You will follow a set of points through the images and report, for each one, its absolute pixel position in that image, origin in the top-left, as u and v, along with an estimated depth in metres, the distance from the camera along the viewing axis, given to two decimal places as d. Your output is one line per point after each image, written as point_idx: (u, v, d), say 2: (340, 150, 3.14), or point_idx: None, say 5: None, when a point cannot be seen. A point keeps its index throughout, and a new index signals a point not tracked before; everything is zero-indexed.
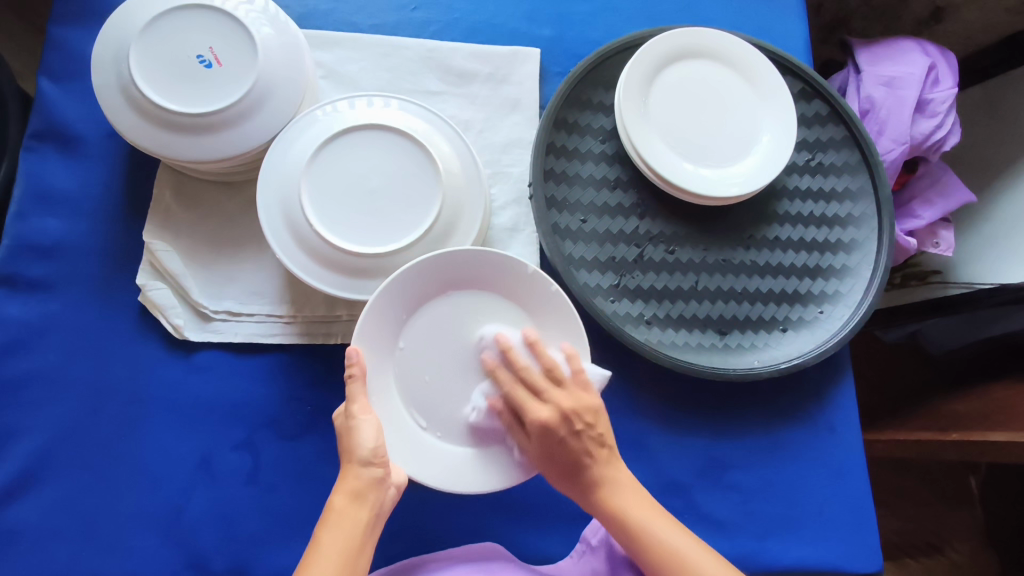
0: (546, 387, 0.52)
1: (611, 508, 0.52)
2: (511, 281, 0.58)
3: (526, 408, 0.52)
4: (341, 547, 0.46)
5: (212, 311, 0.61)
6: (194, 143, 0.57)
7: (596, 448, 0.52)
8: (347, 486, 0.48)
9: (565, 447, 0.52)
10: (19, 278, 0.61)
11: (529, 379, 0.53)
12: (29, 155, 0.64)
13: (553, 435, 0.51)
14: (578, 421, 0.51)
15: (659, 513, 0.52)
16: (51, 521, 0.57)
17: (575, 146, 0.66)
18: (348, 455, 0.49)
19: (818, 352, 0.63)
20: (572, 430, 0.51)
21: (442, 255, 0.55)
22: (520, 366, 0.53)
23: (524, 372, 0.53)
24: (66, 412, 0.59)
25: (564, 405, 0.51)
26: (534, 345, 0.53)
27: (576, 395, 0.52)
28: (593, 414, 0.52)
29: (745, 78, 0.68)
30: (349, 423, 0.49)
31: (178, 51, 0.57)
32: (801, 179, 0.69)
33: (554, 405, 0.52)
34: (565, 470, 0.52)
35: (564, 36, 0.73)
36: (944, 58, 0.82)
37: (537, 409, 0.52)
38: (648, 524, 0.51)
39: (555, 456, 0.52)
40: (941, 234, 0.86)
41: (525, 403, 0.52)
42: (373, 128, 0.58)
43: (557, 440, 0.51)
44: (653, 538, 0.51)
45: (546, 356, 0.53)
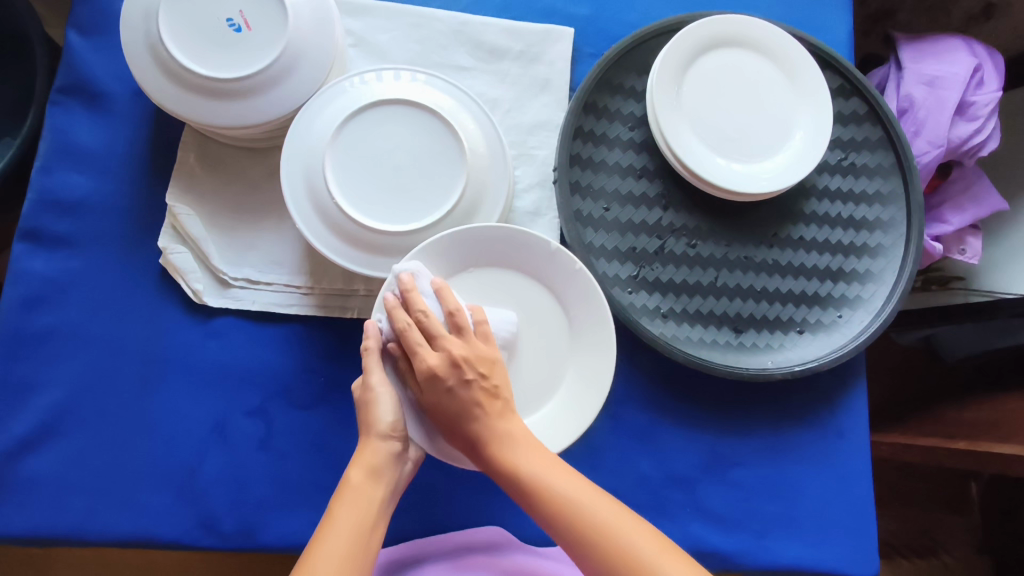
0: (440, 333, 0.49)
1: (505, 462, 0.48)
2: (536, 262, 0.58)
3: (414, 355, 0.48)
4: (355, 521, 0.46)
5: (231, 278, 0.61)
6: (222, 108, 0.57)
7: (488, 401, 0.49)
8: (364, 459, 0.49)
9: (441, 394, 0.48)
10: (44, 233, 0.62)
11: (428, 323, 0.49)
12: (56, 109, 0.64)
13: (442, 385, 0.48)
14: (471, 370, 0.48)
15: (558, 466, 0.48)
16: (69, 472, 0.59)
17: (603, 132, 0.65)
18: (366, 428, 0.50)
19: (833, 357, 0.62)
20: (462, 379, 0.48)
21: (476, 229, 0.55)
22: (421, 307, 0.49)
23: (422, 316, 0.49)
24: (86, 368, 0.61)
25: (455, 352, 0.48)
26: (439, 291, 0.50)
27: (471, 343, 0.49)
28: (489, 363, 0.49)
29: (784, 70, 0.66)
30: (368, 395, 0.50)
31: (207, 12, 0.56)
32: (832, 179, 0.67)
33: (443, 353, 0.48)
34: (449, 420, 0.49)
35: (599, 16, 0.71)
36: (991, 60, 0.79)
37: (426, 356, 0.48)
38: (546, 475, 0.47)
39: (442, 405, 0.48)
40: (968, 241, 0.84)
41: (415, 348, 0.48)
42: (399, 102, 0.57)
43: (446, 393, 0.48)
44: (545, 488, 0.46)
45: (450, 300, 0.50)
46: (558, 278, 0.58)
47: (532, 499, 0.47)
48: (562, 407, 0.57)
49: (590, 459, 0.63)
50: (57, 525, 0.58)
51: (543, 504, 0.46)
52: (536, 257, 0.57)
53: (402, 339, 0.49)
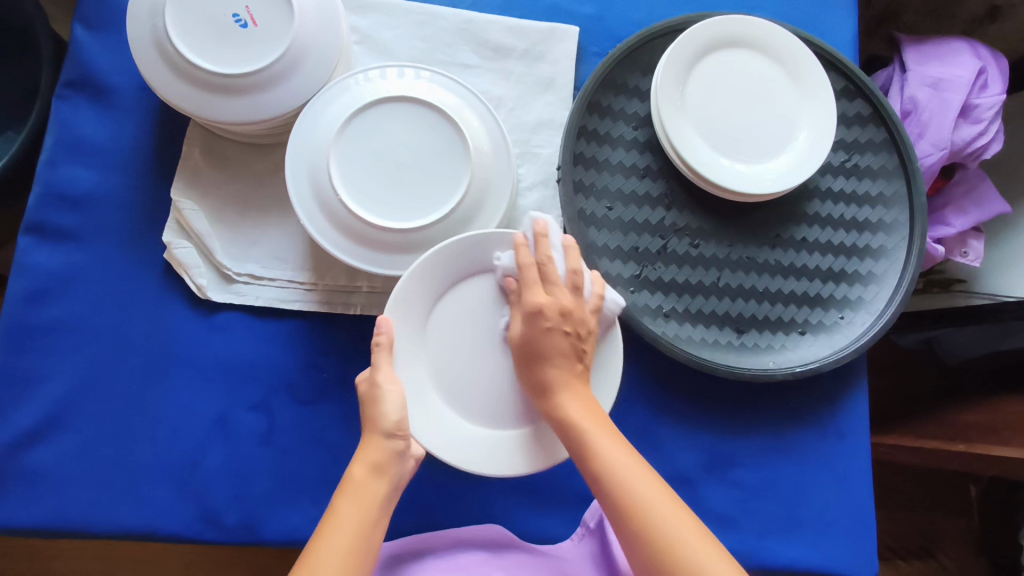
0: (556, 282, 0.53)
1: (563, 412, 0.51)
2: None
3: (530, 290, 0.53)
4: (358, 518, 0.47)
5: (235, 273, 0.61)
6: (227, 104, 0.57)
7: (574, 356, 0.52)
8: (366, 457, 0.49)
9: (540, 335, 0.52)
10: (49, 227, 0.62)
11: (545, 269, 0.53)
12: (62, 104, 0.64)
13: (540, 323, 0.52)
14: (571, 324, 0.52)
15: (611, 428, 0.50)
16: (72, 465, 0.59)
17: (607, 131, 0.65)
18: (370, 425, 0.50)
19: (834, 358, 0.62)
20: (563, 326, 0.52)
21: (477, 236, 0.55)
22: (545, 254, 0.53)
23: (546, 261, 0.53)
24: (90, 361, 0.61)
25: (565, 303, 0.52)
26: (568, 248, 0.54)
27: (580, 303, 0.53)
28: (586, 331, 0.53)
29: (788, 71, 0.66)
30: (374, 392, 0.51)
31: (213, 8, 0.56)
32: (835, 180, 0.67)
33: (554, 297, 0.52)
34: (530, 349, 0.52)
35: (603, 16, 0.71)
36: (995, 63, 0.79)
37: (539, 295, 0.52)
38: (598, 436, 0.49)
39: (534, 340, 0.52)
40: (970, 243, 0.84)
41: (529, 286, 0.53)
42: (404, 100, 0.57)
43: (544, 330, 0.51)
44: (592, 448, 0.49)
45: (575, 259, 0.54)
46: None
47: (579, 455, 0.49)
48: None
49: None
50: (60, 517, 0.58)
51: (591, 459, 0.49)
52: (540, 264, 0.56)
53: (523, 270, 0.53)
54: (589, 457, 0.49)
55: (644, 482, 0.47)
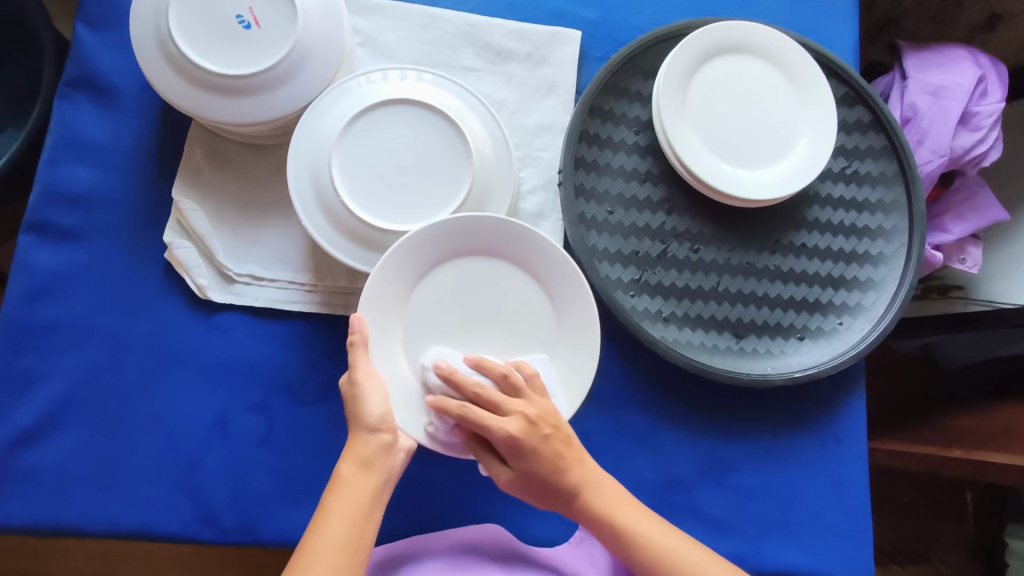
0: (503, 400, 0.50)
1: (592, 509, 0.53)
2: (511, 246, 0.56)
3: (490, 428, 0.49)
4: (346, 515, 0.47)
5: (236, 274, 0.61)
6: (229, 105, 0.57)
7: (566, 449, 0.52)
8: (355, 451, 0.49)
9: (532, 458, 0.50)
10: (50, 225, 0.62)
11: (486, 397, 0.50)
12: (63, 102, 0.64)
13: (525, 444, 0.50)
14: (545, 425, 0.51)
15: (645, 516, 0.55)
16: (71, 464, 0.59)
17: (608, 135, 0.66)
18: (356, 421, 0.50)
19: (833, 363, 0.63)
20: (541, 436, 0.50)
21: (457, 221, 0.54)
22: (470, 387, 0.50)
23: (477, 392, 0.50)
24: (89, 361, 0.61)
25: (529, 413, 0.50)
26: (478, 362, 0.51)
27: (540, 403, 0.51)
28: (555, 416, 0.52)
29: (790, 78, 0.66)
30: (353, 392, 0.50)
31: (217, 8, 0.56)
32: (835, 187, 0.67)
33: (520, 410, 0.50)
34: (524, 466, 0.51)
35: (606, 20, 0.72)
36: (994, 71, 0.79)
37: (503, 423, 0.49)
38: (634, 522, 0.54)
39: (530, 463, 0.51)
40: (969, 250, 0.85)
41: (488, 417, 0.49)
42: (406, 102, 0.57)
43: (531, 451, 0.50)
44: (634, 535, 0.53)
45: (493, 367, 0.51)
46: (540, 265, 0.57)
47: (620, 543, 0.53)
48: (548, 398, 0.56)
49: None
50: (59, 516, 0.58)
51: (632, 545, 0.53)
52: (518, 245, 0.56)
53: (464, 414, 0.49)
54: (634, 543, 0.53)
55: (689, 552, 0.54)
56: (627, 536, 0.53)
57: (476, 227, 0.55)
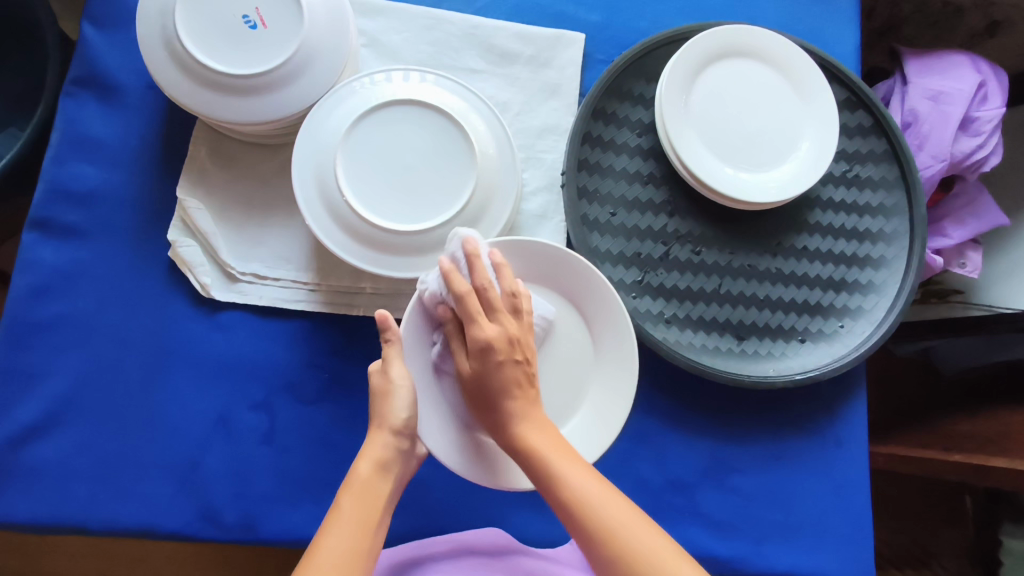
0: (499, 311, 0.47)
1: (524, 442, 0.46)
2: (560, 274, 0.58)
3: (473, 324, 0.46)
4: (363, 514, 0.46)
5: (239, 273, 0.62)
6: (234, 104, 0.57)
7: (523, 386, 0.47)
8: (371, 453, 0.49)
9: (492, 370, 0.46)
10: (54, 222, 0.62)
11: (485, 296, 0.47)
12: (69, 101, 0.64)
13: (496, 356, 0.46)
14: (520, 351, 0.47)
15: (576, 459, 0.46)
16: (73, 461, 0.59)
17: (611, 138, 0.66)
18: (378, 421, 0.50)
19: (834, 366, 0.63)
20: (513, 357, 0.46)
21: (501, 244, 0.56)
22: (484, 277, 0.47)
23: (486, 285, 0.47)
24: (93, 358, 0.61)
25: (512, 331, 0.47)
26: (499, 267, 0.49)
27: (524, 329, 0.48)
28: (527, 352, 0.47)
29: (792, 82, 0.67)
30: (385, 387, 0.50)
31: (224, 9, 0.57)
32: (836, 190, 0.68)
33: (500, 325, 0.46)
34: (482, 371, 0.46)
35: (609, 23, 0.72)
36: (995, 77, 0.80)
37: (487, 328, 0.46)
38: (564, 467, 0.45)
39: (486, 377, 0.46)
40: (968, 254, 0.85)
41: (477, 313, 0.46)
42: (409, 103, 0.57)
43: (496, 365, 0.46)
44: (556, 479, 0.45)
45: (509, 280, 0.48)
46: (579, 288, 0.58)
47: (544, 487, 0.45)
48: (583, 429, 0.56)
49: (592, 464, 0.63)
50: (60, 513, 0.58)
51: (553, 489, 0.45)
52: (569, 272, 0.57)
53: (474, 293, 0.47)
54: (555, 481, 0.45)
55: (608, 505, 0.43)
56: (551, 479, 0.45)
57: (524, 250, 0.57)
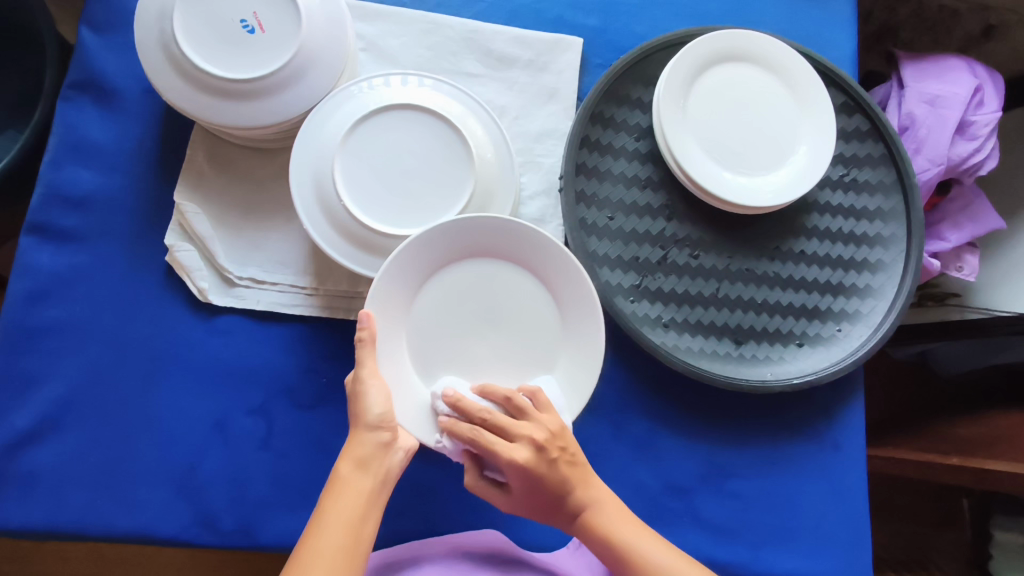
0: (510, 424, 0.49)
1: (592, 524, 0.52)
2: (517, 247, 0.57)
3: (501, 457, 0.48)
4: (345, 516, 0.47)
5: (236, 277, 0.61)
6: (232, 108, 0.57)
7: (571, 471, 0.51)
8: (349, 452, 0.49)
9: (540, 482, 0.50)
10: (51, 227, 0.62)
11: (494, 421, 0.49)
12: (67, 105, 0.64)
13: (534, 472, 0.49)
14: (554, 448, 0.50)
15: (644, 529, 0.54)
16: (69, 467, 0.59)
17: (609, 142, 0.66)
18: (355, 420, 0.50)
19: (832, 370, 0.63)
20: (549, 460, 0.50)
21: (455, 221, 0.54)
22: (479, 412, 0.50)
23: (485, 416, 0.50)
24: (90, 363, 0.61)
25: (538, 437, 0.49)
26: (483, 389, 0.51)
27: (544, 424, 0.50)
28: (563, 445, 0.50)
29: (789, 86, 0.67)
30: (356, 388, 0.50)
31: (221, 13, 0.57)
32: (834, 195, 0.68)
33: (523, 440, 0.49)
34: (533, 486, 0.50)
35: (607, 28, 0.72)
36: (991, 81, 0.80)
37: (514, 454, 0.48)
38: (632, 538, 0.52)
39: (540, 480, 0.50)
40: (966, 258, 0.85)
41: (502, 442, 0.49)
42: (408, 107, 0.57)
43: (539, 476, 0.49)
44: (633, 550, 0.52)
45: (497, 391, 0.51)
46: (540, 261, 0.57)
47: (622, 566, 0.52)
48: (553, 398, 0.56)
49: (590, 468, 0.63)
50: (56, 519, 0.58)
51: (628, 559, 0.52)
52: (526, 245, 0.56)
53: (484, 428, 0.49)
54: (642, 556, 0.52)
55: (671, 560, 0.52)
56: (625, 549, 0.52)
57: (478, 225, 0.55)
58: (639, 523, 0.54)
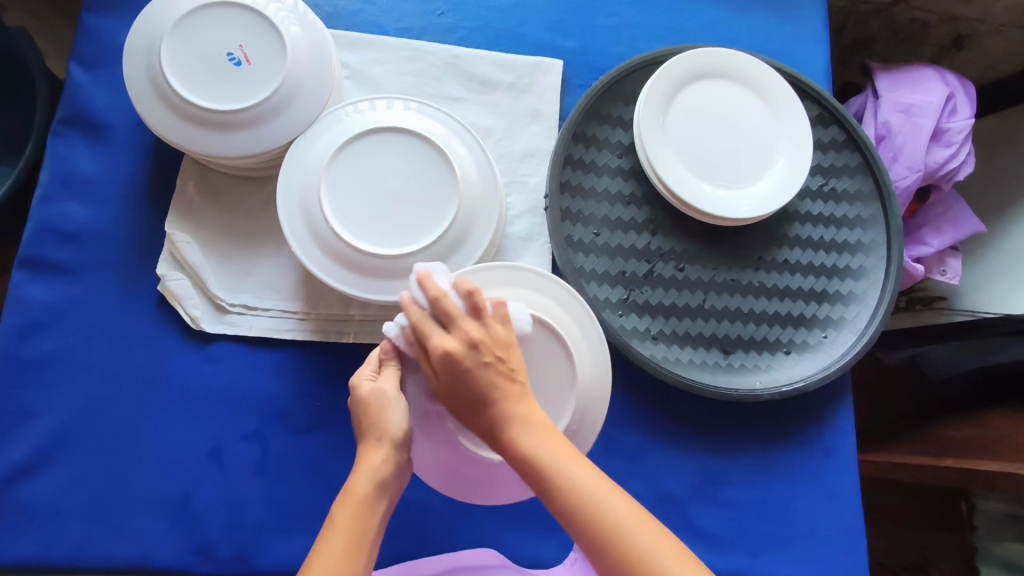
0: (456, 317, 0.47)
1: (519, 448, 0.45)
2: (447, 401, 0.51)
3: (430, 337, 0.47)
4: (354, 534, 0.44)
5: (228, 304, 0.62)
6: (219, 139, 0.58)
7: (505, 383, 0.47)
8: (369, 471, 0.47)
9: (460, 374, 0.46)
10: (44, 261, 0.63)
11: (444, 304, 0.47)
12: (58, 141, 0.65)
13: (452, 363, 0.46)
14: (488, 352, 0.47)
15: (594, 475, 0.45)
16: (64, 499, 0.59)
17: (592, 160, 0.67)
18: (375, 433, 0.48)
19: (819, 377, 0.64)
20: (480, 362, 0.46)
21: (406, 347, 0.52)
22: (436, 290, 0.47)
23: (437, 301, 0.47)
24: (82, 395, 0.61)
25: (473, 334, 0.47)
26: (440, 300, 0.47)
27: (467, 334, 0.47)
28: (505, 347, 0.48)
29: (765, 100, 0.69)
30: (381, 400, 0.48)
31: (208, 47, 0.58)
32: (814, 204, 0.69)
33: (460, 334, 0.47)
34: (465, 398, 0.47)
35: (587, 49, 0.74)
36: (963, 88, 0.82)
37: (442, 340, 0.46)
38: (552, 458, 0.45)
39: (463, 384, 0.46)
40: (948, 262, 0.86)
41: (429, 334, 0.47)
42: (393, 131, 0.58)
43: (463, 372, 0.46)
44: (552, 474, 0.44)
45: (433, 287, 0.48)
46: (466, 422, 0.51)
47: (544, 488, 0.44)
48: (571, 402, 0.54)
49: None
50: (49, 554, 0.58)
51: (551, 489, 0.44)
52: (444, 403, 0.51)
53: (416, 329, 0.47)
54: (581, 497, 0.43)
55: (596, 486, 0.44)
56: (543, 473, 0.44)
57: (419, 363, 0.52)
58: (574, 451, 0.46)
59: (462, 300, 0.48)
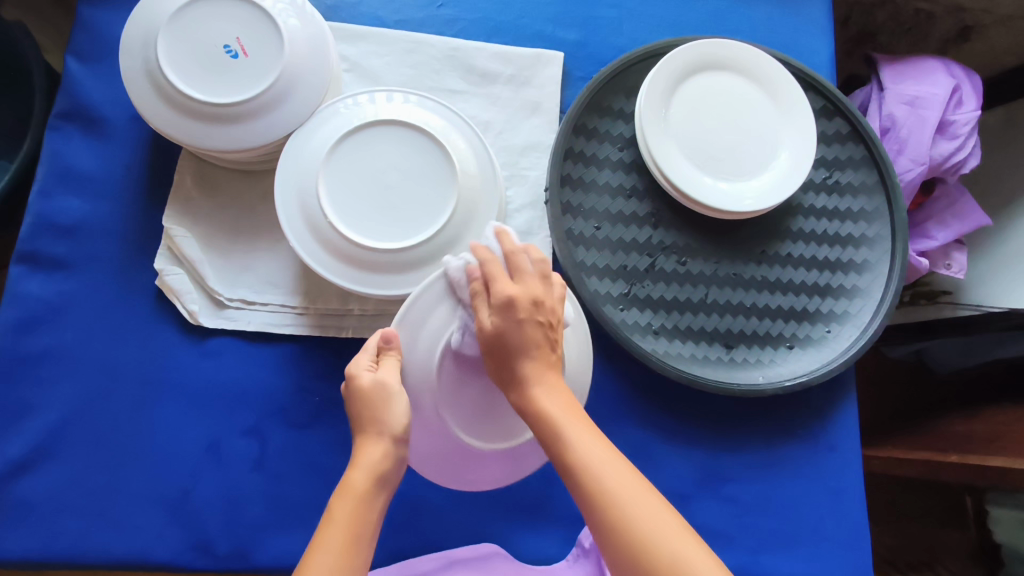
0: (526, 270, 0.49)
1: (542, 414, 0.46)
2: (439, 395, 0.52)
3: (499, 280, 0.48)
4: (351, 528, 0.44)
5: (227, 299, 0.62)
6: (216, 132, 0.58)
7: (548, 348, 0.48)
8: (368, 465, 0.46)
9: (517, 324, 0.47)
10: (41, 256, 0.63)
11: (515, 258, 0.49)
12: (55, 134, 0.65)
13: (517, 308, 0.47)
14: (545, 314, 0.48)
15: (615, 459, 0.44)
16: (63, 494, 0.59)
17: (593, 153, 0.67)
18: (374, 426, 0.47)
19: (823, 371, 0.63)
20: (538, 318, 0.48)
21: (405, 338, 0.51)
22: (513, 245, 0.50)
23: (518, 250, 0.50)
24: (81, 390, 0.61)
25: (538, 292, 0.48)
26: (513, 253, 0.50)
27: (535, 287, 0.49)
28: (558, 318, 0.50)
29: (768, 92, 0.68)
30: (382, 392, 0.48)
31: (204, 40, 0.58)
32: (817, 198, 0.69)
33: (524, 285, 0.48)
34: (504, 347, 0.47)
35: (588, 41, 0.73)
36: (969, 80, 0.81)
37: (509, 284, 0.48)
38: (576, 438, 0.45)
39: (507, 335, 0.46)
40: (953, 256, 0.86)
41: (495, 277, 0.48)
42: (392, 125, 0.58)
43: (519, 321, 0.47)
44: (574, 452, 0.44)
45: (512, 241, 0.50)
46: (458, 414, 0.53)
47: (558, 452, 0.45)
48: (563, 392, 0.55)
49: None
50: (48, 548, 0.58)
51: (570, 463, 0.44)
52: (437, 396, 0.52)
53: (483, 266, 0.49)
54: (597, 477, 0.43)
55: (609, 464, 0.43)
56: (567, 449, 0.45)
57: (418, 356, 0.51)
58: (597, 436, 0.46)
59: (533, 262, 0.50)
